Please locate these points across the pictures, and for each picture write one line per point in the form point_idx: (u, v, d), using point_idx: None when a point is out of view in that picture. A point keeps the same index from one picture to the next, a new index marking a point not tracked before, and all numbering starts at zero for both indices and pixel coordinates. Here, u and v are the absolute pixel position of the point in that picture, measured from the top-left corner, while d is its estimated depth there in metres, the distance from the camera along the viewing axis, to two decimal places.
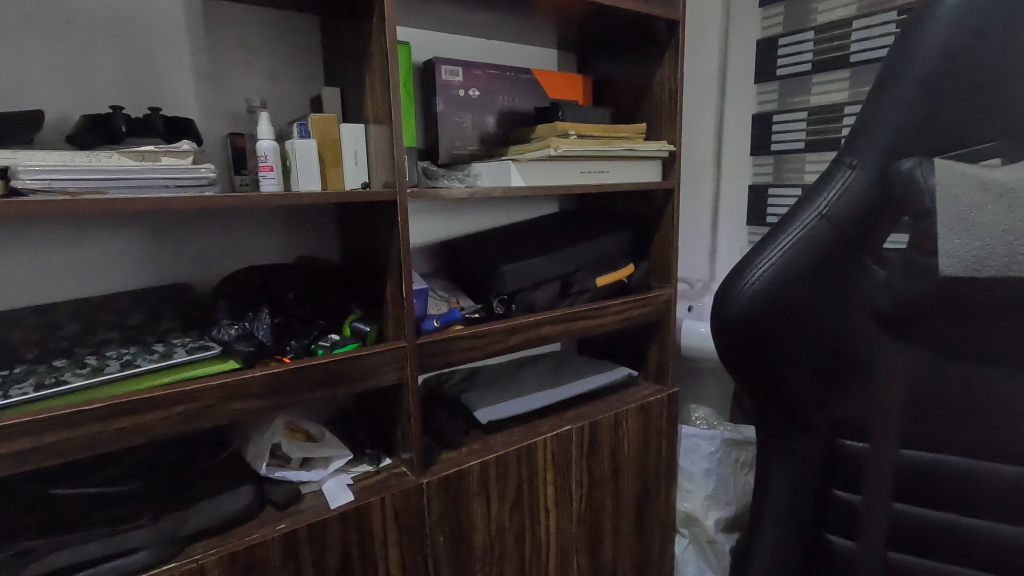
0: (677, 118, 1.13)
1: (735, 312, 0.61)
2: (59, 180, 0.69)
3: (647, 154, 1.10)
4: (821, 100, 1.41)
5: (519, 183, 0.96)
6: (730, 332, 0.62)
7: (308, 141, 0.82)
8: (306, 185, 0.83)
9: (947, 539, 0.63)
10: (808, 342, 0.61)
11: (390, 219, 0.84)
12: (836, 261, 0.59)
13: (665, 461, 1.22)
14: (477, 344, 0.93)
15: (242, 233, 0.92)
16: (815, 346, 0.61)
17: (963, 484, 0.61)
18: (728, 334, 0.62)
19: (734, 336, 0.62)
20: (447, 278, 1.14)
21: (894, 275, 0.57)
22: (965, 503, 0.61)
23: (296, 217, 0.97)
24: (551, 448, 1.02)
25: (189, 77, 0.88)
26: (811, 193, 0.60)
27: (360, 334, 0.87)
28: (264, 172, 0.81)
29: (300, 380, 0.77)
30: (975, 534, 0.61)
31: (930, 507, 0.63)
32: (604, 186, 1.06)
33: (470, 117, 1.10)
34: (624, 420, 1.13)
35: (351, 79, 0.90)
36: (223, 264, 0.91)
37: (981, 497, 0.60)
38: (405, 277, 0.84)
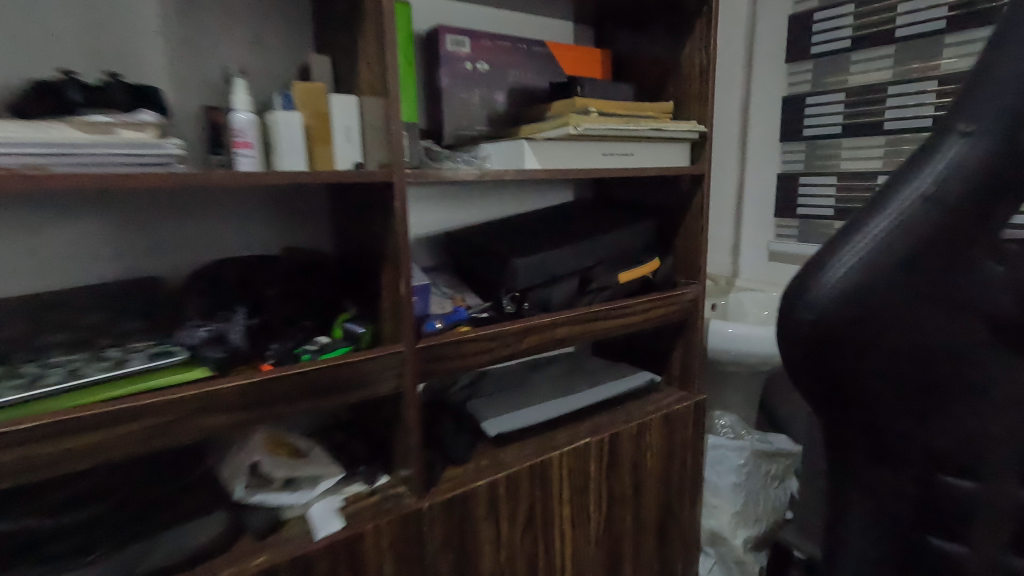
0: (708, 95, 1.01)
1: (799, 332, 0.45)
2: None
3: (676, 136, 0.99)
4: (862, 81, 1.29)
5: (533, 165, 0.85)
6: (806, 344, 0.45)
7: (292, 114, 0.71)
8: (290, 165, 0.72)
9: None
10: (911, 354, 0.45)
11: (386, 205, 0.73)
12: (948, 248, 0.43)
13: (690, 474, 1.11)
14: (487, 348, 0.82)
15: (220, 220, 0.81)
16: (921, 360, 0.45)
17: None
18: (804, 348, 0.45)
19: (811, 349, 0.45)
20: (451, 273, 1.02)
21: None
22: None
23: (282, 204, 0.86)
24: (568, 464, 0.91)
25: (158, 43, 0.77)
26: (903, 165, 0.45)
27: (353, 336, 0.76)
28: (239, 149, 0.70)
29: (281, 391, 0.66)
30: None
31: None
32: (628, 171, 0.94)
33: (478, 94, 0.99)
34: (647, 431, 1.02)
35: (343, 46, 0.79)
36: (198, 255, 0.80)
37: None
38: (404, 271, 0.73)
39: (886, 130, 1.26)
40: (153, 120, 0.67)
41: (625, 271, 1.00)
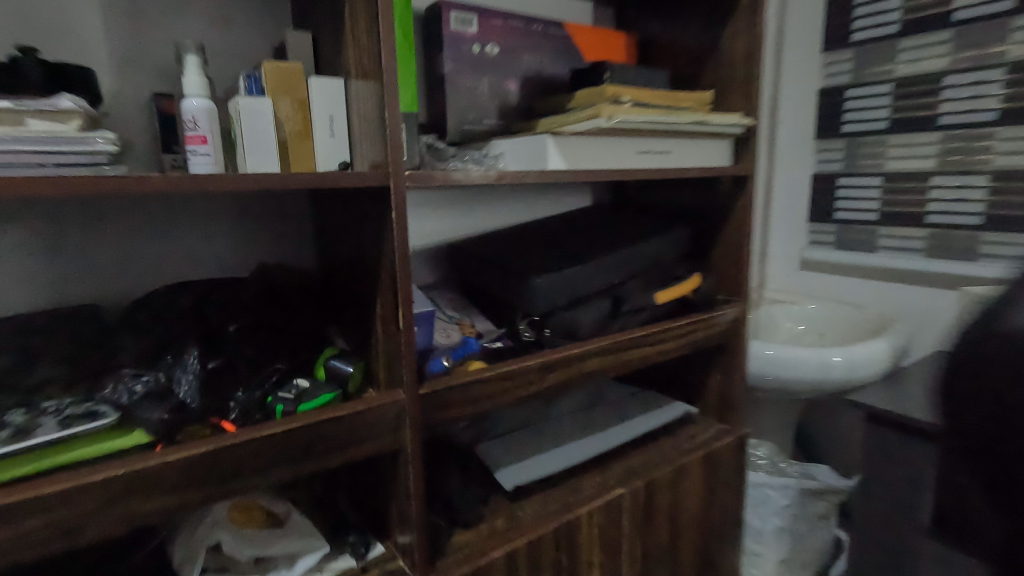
0: (755, 83, 0.87)
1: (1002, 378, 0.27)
2: None
3: (719, 130, 0.84)
4: (911, 70, 1.15)
5: (558, 166, 0.70)
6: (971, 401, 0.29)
7: (260, 101, 0.57)
8: (257, 166, 0.57)
9: None
10: None
11: (380, 215, 0.58)
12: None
13: (732, 520, 0.97)
14: (506, 388, 0.67)
15: (174, 233, 0.66)
16: None
17: None
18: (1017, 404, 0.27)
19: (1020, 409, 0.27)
20: (457, 292, 0.87)
21: None
22: None
23: (252, 212, 0.71)
24: (599, 521, 0.76)
25: (94, 13, 0.61)
26: None
27: (341, 378, 0.61)
28: (193, 145, 0.54)
29: (248, 461, 0.51)
30: None
31: None
32: (667, 171, 0.79)
33: (487, 81, 0.84)
34: (686, 474, 0.87)
35: (325, 17, 0.64)
36: (146, 277, 0.65)
37: None
38: (404, 297, 0.58)
39: (942, 125, 1.12)
40: (77, 107, 0.50)
41: (660, 290, 0.85)
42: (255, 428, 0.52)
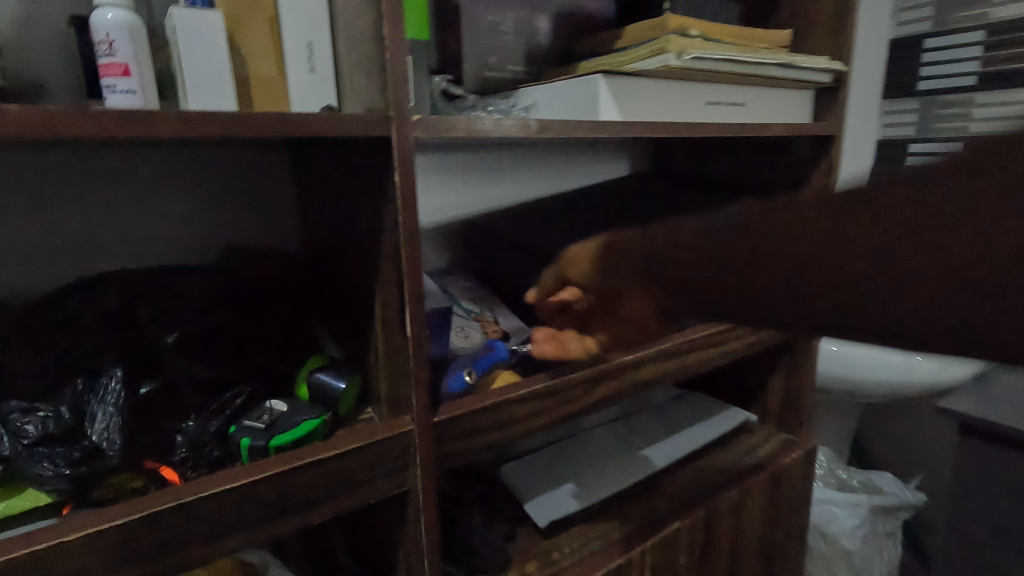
0: (849, 19, 0.69)
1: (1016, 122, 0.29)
2: None
3: (804, 78, 0.67)
4: (1010, 15, 0.97)
5: (613, 116, 0.54)
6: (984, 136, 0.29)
7: (209, 16, 0.40)
8: (198, 102, 0.41)
9: None
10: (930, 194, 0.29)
11: (378, 180, 0.42)
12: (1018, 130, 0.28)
13: (797, 545, 0.82)
14: (544, 407, 0.52)
15: (109, 204, 0.50)
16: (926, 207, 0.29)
17: None
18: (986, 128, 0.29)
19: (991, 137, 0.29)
20: (476, 280, 0.72)
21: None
22: None
23: (215, 179, 0.55)
24: (653, 562, 0.62)
25: None
26: None
27: (329, 399, 0.45)
28: (110, 77, 0.38)
29: (199, 525, 0.36)
30: None
31: None
32: (743, 128, 0.63)
33: (515, 14, 0.67)
34: (751, 498, 0.72)
35: None
36: (70, 262, 0.49)
37: None
38: (414, 293, 0.42)
39: None
40: None
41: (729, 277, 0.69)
42: (208, 479, 0.37)
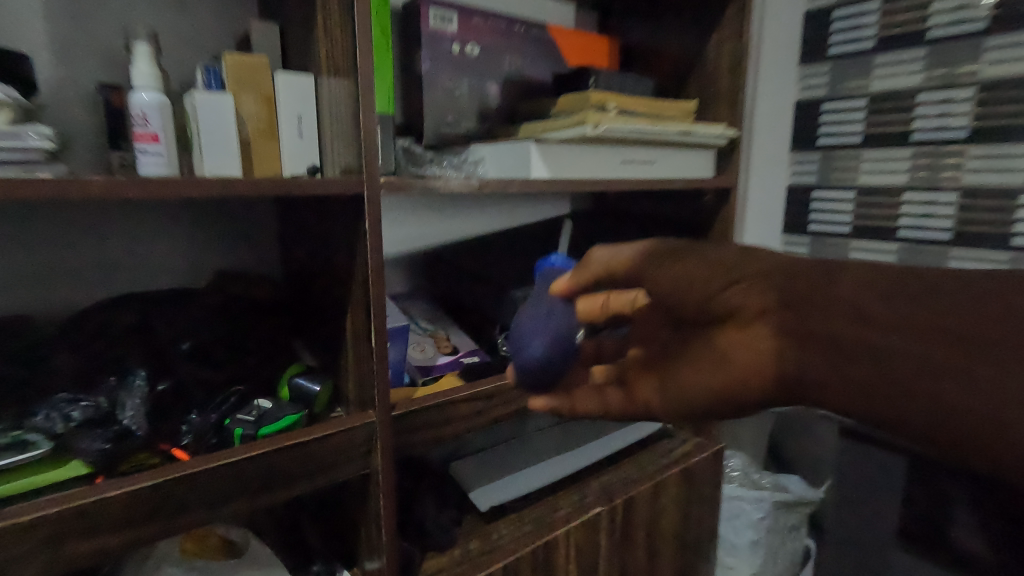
0: (739, 94, 0.86)
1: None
2: None
3: (702, 143, 0.83)
4: (884, 87, 1.14)
5: (541, 173, 0.67)
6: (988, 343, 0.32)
7: (218, 96, 0.52)
8: (213, 165, 0.52)
9: None
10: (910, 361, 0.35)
11: (353, 225, 0.54)
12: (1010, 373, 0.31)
13: (708, 535, 0.95)
14: (623, 410, 0.57)
15: (126, 237, 0.60)
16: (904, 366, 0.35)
17: None
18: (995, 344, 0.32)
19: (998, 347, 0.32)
20: (432, 303, 0.83)
21: (942, 410, 0.33)
22: None
23: (214, 217, 0.66)
24: (576, 541, 0.74)
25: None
26: None
27: (305, 400, 0.56)
28: (142, 143, 0.49)
29: (204, 493, 0.46)
30: None
31: None
32: (651, 181, 0.78)
33: (468, 82, 0.80)
34: (665, 490, 0.85)
35: (296, 12, 0.59)
36: (88, 287, 0.59)
37: None
38: (376, 314, 0.53)
39: (914, 140, 1.11)
40: (7, 99, 0.45)
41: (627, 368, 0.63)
42: (213, 454, 0.48)
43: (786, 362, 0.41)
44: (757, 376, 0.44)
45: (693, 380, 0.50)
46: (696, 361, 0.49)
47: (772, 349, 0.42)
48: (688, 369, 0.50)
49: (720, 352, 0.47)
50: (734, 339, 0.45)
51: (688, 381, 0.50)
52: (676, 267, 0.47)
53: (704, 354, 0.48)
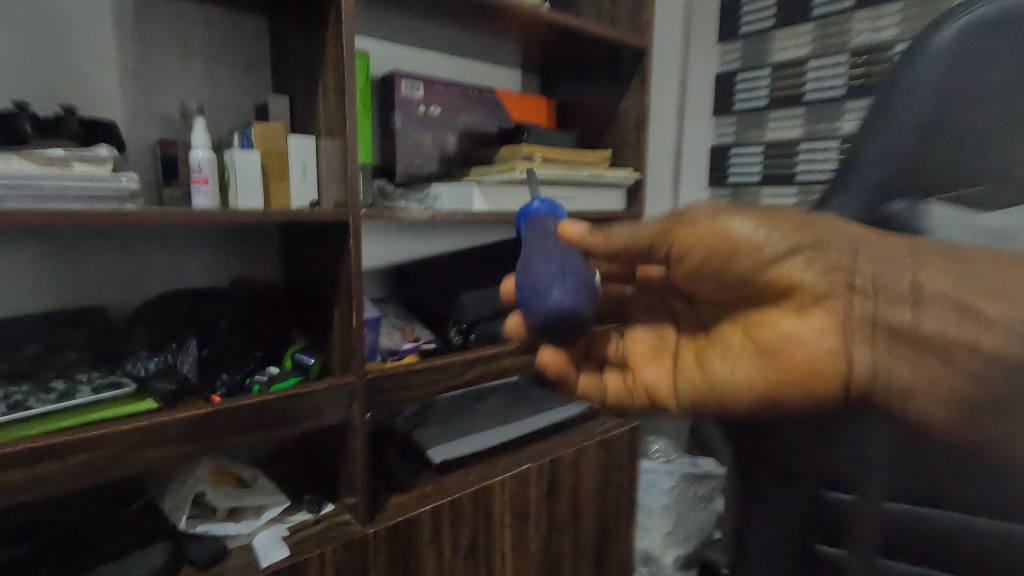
0: (643, 146, 1.11)
1: None
2: None
3: (612, 182, 1.08)
4: (776, 136, 1.41)
5: (481, 207, 0.91)
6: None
7: (249, 153, 0.74)
8: (245, 201, 0.75)
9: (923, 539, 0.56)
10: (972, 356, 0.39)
11: (342, 241, 0.76)
12: None
13: (626, 498, 1.17)
14: (620, 400, 0.59)
15: (172, 249, 0.82)
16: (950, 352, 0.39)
17: (942, 543, 0.56)
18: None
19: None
20: (401, 305, 1.05)
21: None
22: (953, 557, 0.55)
23: (235, 236, 0.88)
24: (510, 489, 0.95)
25: (114, 79, 0.78)
26: None
27: (302, 367, 0.78)
28: (197, 185, 0.72)
29: (234, 423, 0.67)
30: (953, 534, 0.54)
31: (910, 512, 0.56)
32: (569, 212, 1.02)
33: (432, 134, 1.04)
34: (585, 455, 1.07)
35: (303, 90, 0.82)
36: (143, 286, 0.80)
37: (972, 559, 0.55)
38: (354, 304, 0.76)
39: (799, 181, 1.37)
40: (110, 155, 0.67)
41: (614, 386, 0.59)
42: (240, 397, 0.68)
43: (855, 351, 0.43)
44: (821, 373, 0.45)
45: (734, 365, 0.50)
46: (752, 346, 0.49)
47: (836, 340, 0.44)
48: (724, 356, 0.51)
49: (783, 335, 0.46)
50: (791, 322, 0.46)
51: (748, 372, 0.49)
52: (698, 233, 0.48)
53: (754, 336, 0.49)
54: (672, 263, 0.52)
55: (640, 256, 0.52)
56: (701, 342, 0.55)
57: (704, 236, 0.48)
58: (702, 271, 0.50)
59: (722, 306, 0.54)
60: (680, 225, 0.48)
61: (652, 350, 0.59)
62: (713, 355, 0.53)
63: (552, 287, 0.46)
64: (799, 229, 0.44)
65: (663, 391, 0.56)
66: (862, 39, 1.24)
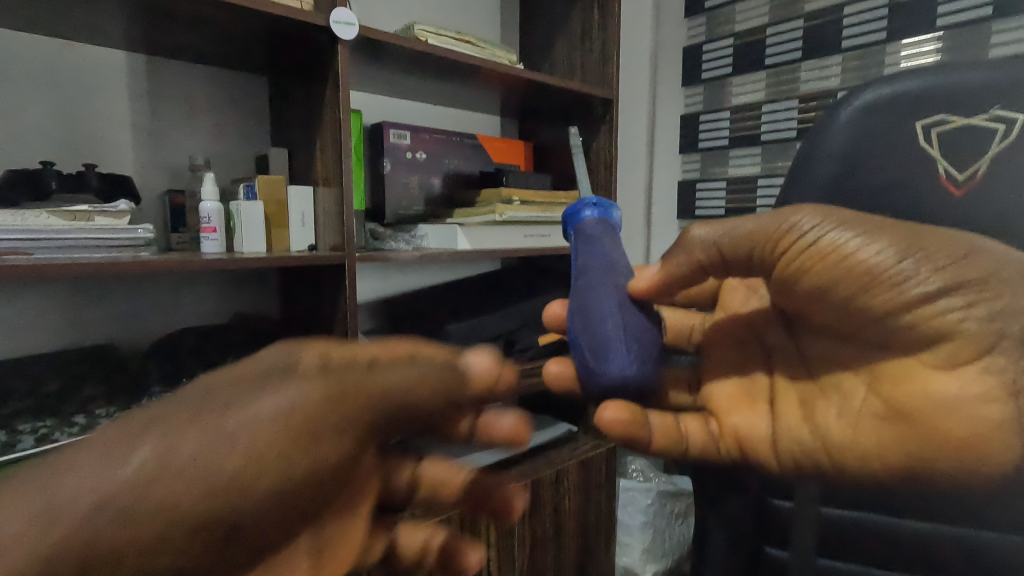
0: (613, 186, 1.21)
1: None
2: (16, 241, 0.66)
3: None
4: (737, 173, 1.52)
5: (464, 246, 0.99)
6: None
7: (253, 203, 0.82)
8: (250, 247, 0.82)
9: (862, 542, 0.62)
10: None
11: (337, 282, 0.84)
12: None
13: (605, 516, 1.23)
14: (703, 449, 0.55)
15: (178, 290, 0.89)
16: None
17: (878, 545, 0.62)
18: None
19: None
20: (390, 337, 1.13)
21: None
22: (887, 560, 0.61)
23: (236, 276, 0.95)
24: None
25: (128, 137, 0.86)
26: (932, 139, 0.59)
27: None
28: (206, 234, 0.79)
29: None
30: (883, 534, 0.61)
31: (847, 511, 0.63)
32: (545, 249, 1.10)
33: (418, 178, 1.13)
34: (566, 476, 1.14)
35: (301, 144, 0.90)
36: (153, 325, 0.86)
37: (903, 561, 0.61)
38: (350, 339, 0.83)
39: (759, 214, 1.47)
40: (128, 209, 0.75)
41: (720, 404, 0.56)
42: None
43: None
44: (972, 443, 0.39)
45: (855, 428, 0.45)
46: (883, 410, 0.44)
47: (1005, 409, 0.39)
48: (841, 413, 0.47)
49: (922, 393, 0.41)
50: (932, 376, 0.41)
51: (870, 435, 0.44)
52: (830, 255, 0.43)
53: (881, 393, 0.44)
54: (780, 282, 0.47)
55: (743, 270, 0.47)
56: (806, 395, 0.51)
57: (830, 252, 0.43)
58: (828, 296, 0.45)
59: (837, 359, 0.49)
60: (792, 244, 0.44)
61: (738, 394, 0.56)
62: (824, 408, 0.48)
63: (615, 350, 0.44)
64: (946, 261, 0.41)
65: (759, 444, 0.52)
66: (810, 87, 1.36)
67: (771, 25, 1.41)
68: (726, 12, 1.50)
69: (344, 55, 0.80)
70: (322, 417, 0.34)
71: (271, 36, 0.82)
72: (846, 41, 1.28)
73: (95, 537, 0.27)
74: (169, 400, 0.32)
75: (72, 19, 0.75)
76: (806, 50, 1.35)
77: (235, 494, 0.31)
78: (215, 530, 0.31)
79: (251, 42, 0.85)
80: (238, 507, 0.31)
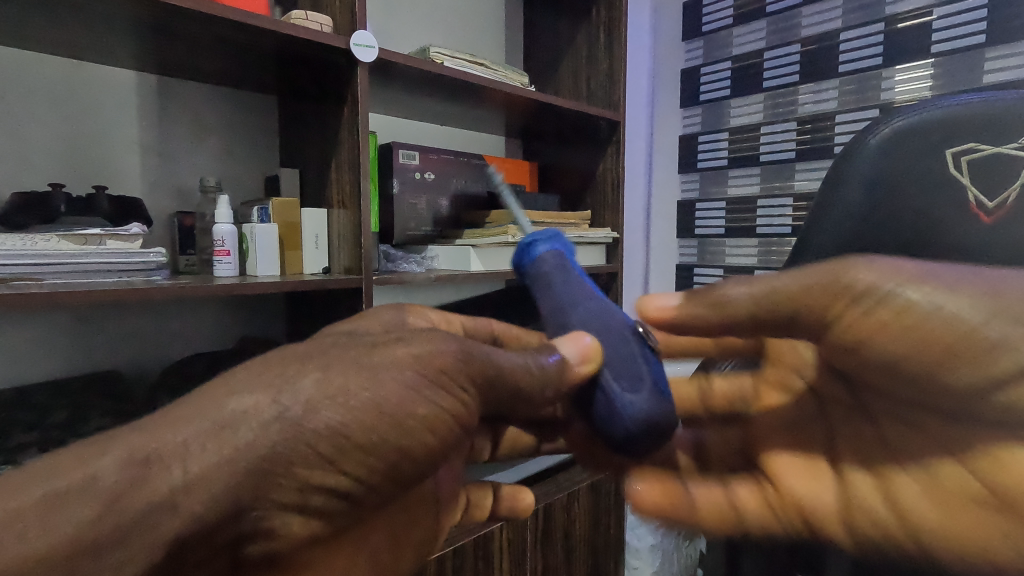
0: (620, 206, 1.22)
1: None
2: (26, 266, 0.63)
3: (594, 240, 1.18)
4: (736, 193, 1.53)
5: (477, 268, 0.99)
6: None
7: (268, 226, 0.80)
8: (264, 271, 0.81)
9: None
10: None
11: (353, 306, 0.82)
12: None
13: (614, 539, 1.22)
14: (768, 523, 0.55)
15: (186, 313, 0.86)
16: None
17: None
18: None
19: None
20: None
21: None
22: None
23: (245, 299, 0.93)
24: (508, 536, 0.99)
25: (136, 157, 0.84)
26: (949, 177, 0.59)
27: None
28: (219, 257, 0.77)
29: None
30: None
31: None
32: None
33: (426, 199, 1.12)
34: (576, 500, 1.12)
35: (313, 164, 0.89)
36: (159, 349, 0.84)
37: None
38: None
39: (759, 234, 1.48)
40: (141, 231, 0.73)
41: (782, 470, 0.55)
42: None
43: None
44: None
45: (947, 511, 0.43)
46: (981, 495, 0.41)
47: None
48: (927, 493, 0.44)
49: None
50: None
51: (968, 523, 0.42)
52: (898, 323, 0.39)
53: (976, 478, 0.42)
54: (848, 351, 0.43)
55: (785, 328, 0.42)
56: (876, 466, 0.49)
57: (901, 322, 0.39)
58: (899, 369, 0.42)
59: (915, 427, 0.46)
60: (848, 304, 0.40)
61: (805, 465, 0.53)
62: (904, 484, 0.46)
63: (608, 388, 0.47)
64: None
65: (827, 519, 0.51)
66: (807, 109, 1.38)
67: (768, 49, 1.44)
68: (723, 36, 1.53)
69: (363, 77, 0.79)
70: (452, 368, 0.38)
71: (286, 58, 0.81)
72: (844, 65, 1.31)
73: (291, 440, 0.32)
74: (332, 344, 0.37)
75: (84, 39, 0.73)
76: (803, 73, 1.38)
77: (389, 423, 0.35)
78: (380, 459, 0.36)
79: (264, 63, 0.84)
80: (394, 438, 0.36)
